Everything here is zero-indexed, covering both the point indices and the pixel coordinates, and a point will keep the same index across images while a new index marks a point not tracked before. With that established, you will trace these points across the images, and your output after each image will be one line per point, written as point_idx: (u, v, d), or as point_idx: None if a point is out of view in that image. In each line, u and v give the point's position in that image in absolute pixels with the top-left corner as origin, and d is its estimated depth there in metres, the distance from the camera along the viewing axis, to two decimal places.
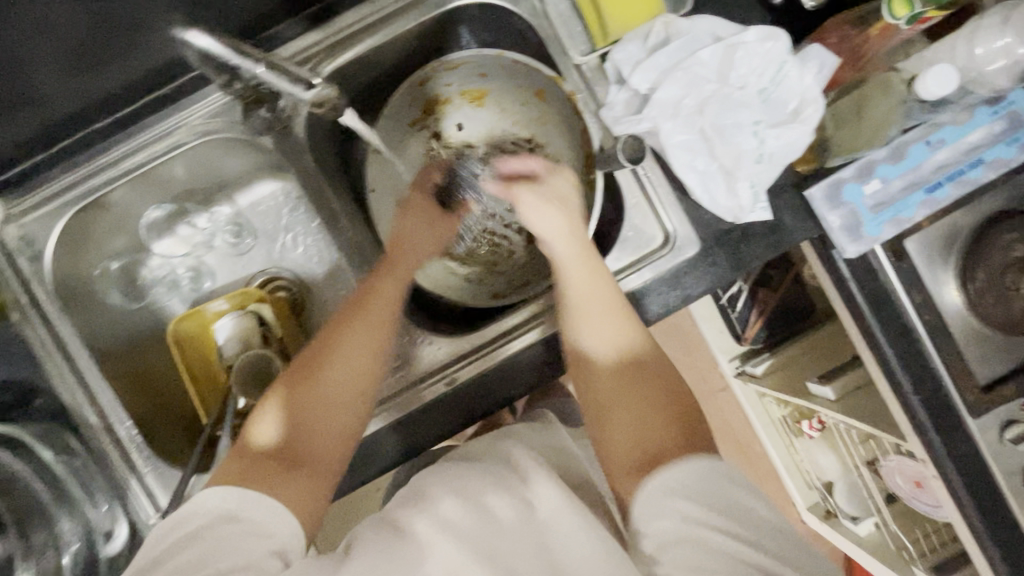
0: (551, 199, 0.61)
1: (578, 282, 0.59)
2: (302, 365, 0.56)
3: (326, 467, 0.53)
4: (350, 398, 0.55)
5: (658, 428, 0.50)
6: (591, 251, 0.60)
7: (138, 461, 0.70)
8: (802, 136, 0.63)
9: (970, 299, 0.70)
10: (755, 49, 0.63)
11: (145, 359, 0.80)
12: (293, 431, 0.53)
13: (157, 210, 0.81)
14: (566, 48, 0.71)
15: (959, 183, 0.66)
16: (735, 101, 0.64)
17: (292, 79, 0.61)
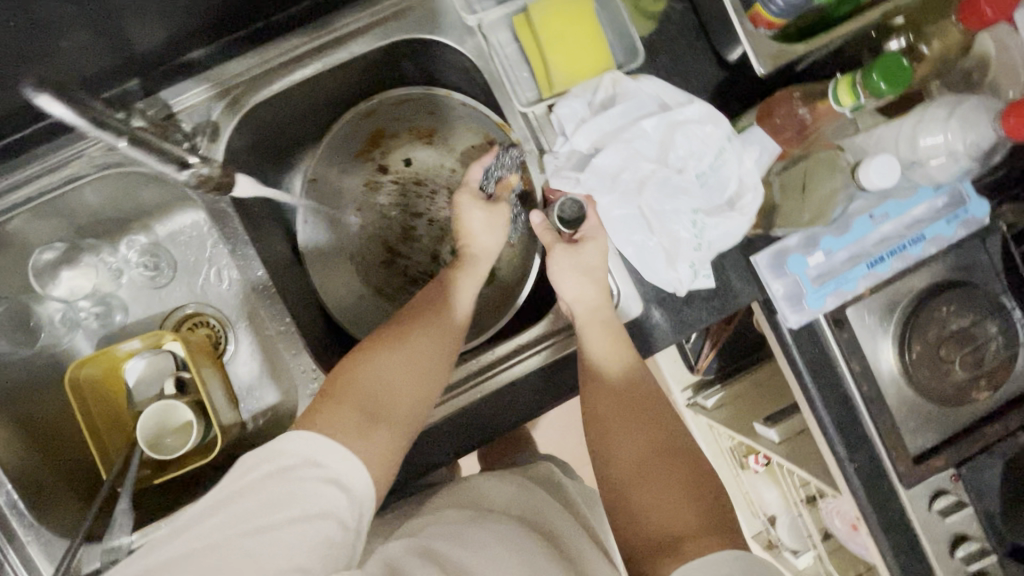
0: (579, 264, 0.65)
1: (604, 357, 0.63)
2: (382, 338, 0.62)
3: (402, 417, 0.57)
4: (428, 369, 0.60)
5: (674, 504, 0.56)
6: (605, 326, 0.63)
7: (17, 530, 0.64)
8: (738, 226, 0.62)
9: (906, 370, 0.70)
10: (698, 129, 0.62)
11: (39, 406, 0.73)
12: (366, 389, 0.57)
13: (48, 250, 0.74)
14: (511, 96, 0.67)
15: (902, 258, 0.65)
16: (675, 183, 0.62)
17: (164, 158, 0.53)
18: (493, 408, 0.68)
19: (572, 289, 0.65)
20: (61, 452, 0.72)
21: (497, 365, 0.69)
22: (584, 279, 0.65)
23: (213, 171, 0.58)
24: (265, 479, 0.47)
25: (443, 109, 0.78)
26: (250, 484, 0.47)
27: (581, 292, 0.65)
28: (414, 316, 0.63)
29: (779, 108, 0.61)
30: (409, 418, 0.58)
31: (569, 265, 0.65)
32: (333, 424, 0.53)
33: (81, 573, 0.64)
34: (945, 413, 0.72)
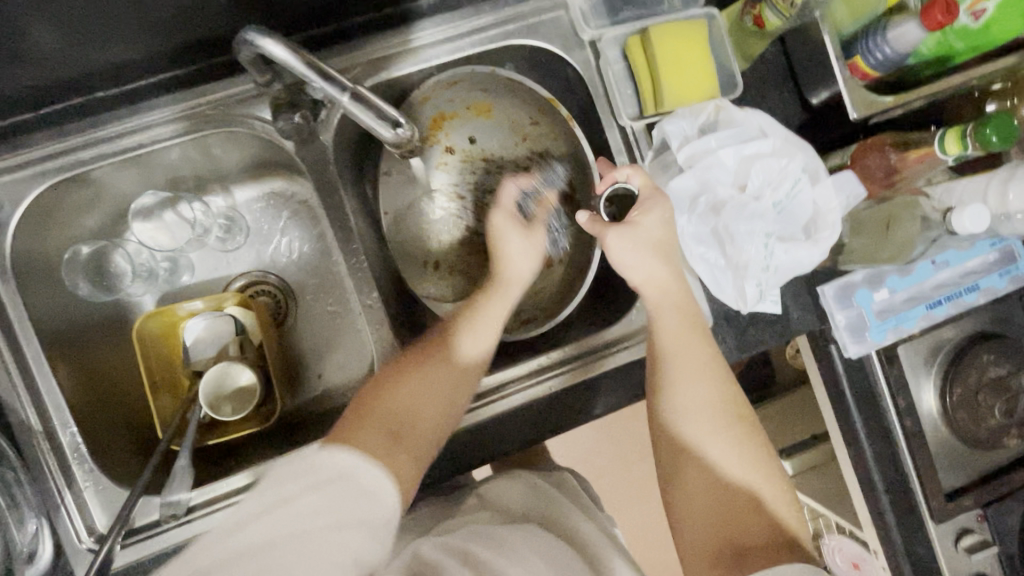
0: (641, 242, 0.60)
1: (676, 347, 0.59)
2: (400, 366, 0.57)
3: (421, 433, 0.53)
4: (427, 411, 0.55)
5: (735, 513, 0.54)
6: (680, 312, 0.60)
7: (77, 475, 0.62)
8: (811, 256, 0.64)
9: (945, 411, 0.75)
10: (771, 162, 0.64)
11: (102, 355, 0.72)
12: (391, 409, 0.53)
13: (149, 197, 0.74)
14: (614, 110, 0.70)
15: (955, 304, 0.71)
16: (753, 210, 0.64)
17: (382, 115, 0.55)
18: (554, 404, 0.71)
19: (641, 274, 0.60)
20: (118, 404, 0.71)
21: (558, 364, 0.71)
22: (658, 261, 0.60)
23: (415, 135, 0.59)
24: (295, 496, 0.41)
25: (520, 94, 0.75)
26: (289, 490, 0.42)
27: (654, 274, 0.59)
28: (416, 356, 0.59)
29: (873, 153, 0.63)
30: (433, 437, 0.54)
31: (634, 246, 0.60)
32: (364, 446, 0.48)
33: (135, 527, 0.63)
34: (973, 455, 0.76)
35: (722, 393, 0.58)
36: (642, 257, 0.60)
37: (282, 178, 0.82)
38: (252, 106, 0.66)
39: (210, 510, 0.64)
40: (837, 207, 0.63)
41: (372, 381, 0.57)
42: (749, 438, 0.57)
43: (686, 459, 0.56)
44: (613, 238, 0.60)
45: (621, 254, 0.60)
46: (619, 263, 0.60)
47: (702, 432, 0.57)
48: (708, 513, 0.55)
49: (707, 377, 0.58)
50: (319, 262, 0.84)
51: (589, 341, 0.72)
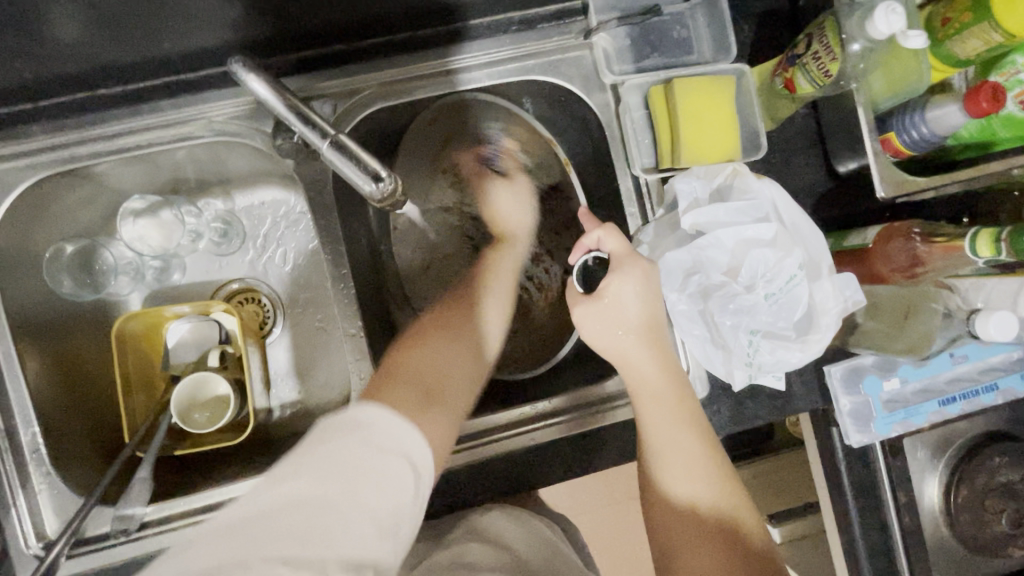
0: (609, 318, 0.56)
1: (666, 445, 0.54)
2: (421, 337, 0.56)
3: (453, 400, 0.51)
4: (453, 388, 0.52)
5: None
6: (667, 399, 0.55)
7: (34, 476, 0.61)
8: (794, 358, 0.58)
9: (948, 511, 0.70)
10: (768, 251, 0.57)
11: (80, 351, 0.69)
12: (422, 373, 0.51)
13: (139, 200, 0.72)
14: (629, 158, 0.67)
15: (971, 402, 0.66)
16: (742, 302, 0.57)
17: (362, 166, 0.52)
18: (540, 458, 0.65)
19: (615, 355, 0.57)
20: (89, 404, 0.69)
21: (549, 416, 0.67)
22: (640, 344, 0.56)
23: (398, 188, 0.55)
24: (329, 456, 0.38)
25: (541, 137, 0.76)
26: (324, 453, 0.39)
27: (626, 356, 0.57)
28: (434, 324, 0.59)
29: (895, 241, 0.58)
30: (459, 400, 0.52)
31: (604, 325, 0.57)
32: (391, 401, 0.46)
33: (86, 536, 0.61)
34: (974, 561, 0.71)
35: (719, 495, 0.53)
36: (602, 330, 0.57)
37: (284, 188, 0.80)
38: (258, 118, 0.64)
39: (164, 528, 0.62)
40: (836, 311, 0.57)
41: (397, 350, 0.55)
42: (754, 545, 0.51)
43: (686, 559, 0.51)
44: (580, 313, 0.57)
45: (590, 331, 0.57)
46: (586, 334, 0.58)
47: (700, 539, 0.51)
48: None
49: (701, 479, 0.53)
50: (312, 274, 0.81)
51: (579, 395, 0.68)
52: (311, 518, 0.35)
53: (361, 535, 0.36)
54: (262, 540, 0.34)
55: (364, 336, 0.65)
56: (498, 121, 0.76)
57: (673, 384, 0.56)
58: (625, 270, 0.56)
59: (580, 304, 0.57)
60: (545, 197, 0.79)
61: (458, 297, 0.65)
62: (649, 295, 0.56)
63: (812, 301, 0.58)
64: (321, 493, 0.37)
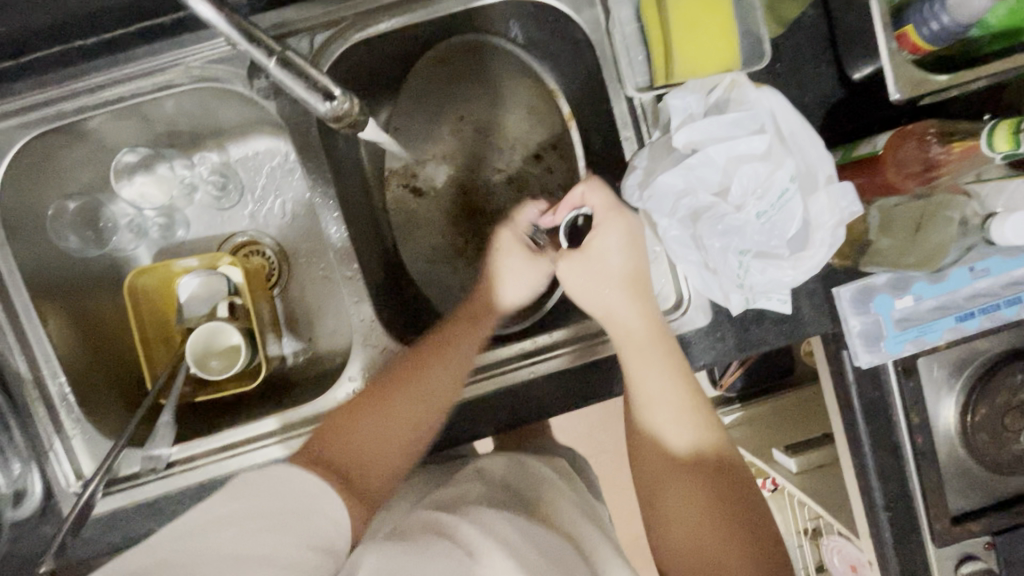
0: (592, 270, 0.57)
1: (653, 393, 0.54)
2: (371, 399, 0.55)
3: (374, 485, 0.50)
4: (374, 474, 0.51)
5: (719, 553, 0.49)
6: (649, 354, 0.54)
7: (66, 422, 0.65)
8: (788, 277, 0.55)
9: (964, 431, 0.68)
10: (759, 166, 0.54)
11: (94, 305, 0.72)
12: (353, 450, 0.51)
13: (130, 154, 0.73)
14: (621, 79, 0.63)
15: (992, 317, 0.63)
16: (731, 222, 0.55)
17: (309, 86, 0.49)
18: (541, 390, 0.66)
19: (598, 306, 0.57)
20: (111, 354, 0.72)
21: (548, 349, 0.67)
22: (624, 294, 0.56)
23: (354, 108, 0.52)
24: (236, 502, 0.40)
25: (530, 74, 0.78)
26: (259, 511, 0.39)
27: (610, 309, 0.56)
28: (402, 369, 0.57)
29: (907, 143, 0.54)
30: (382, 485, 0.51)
31: (587, 276, 0.57)
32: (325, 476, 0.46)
33: (120, 475, 0.65)
34: (989, 478, 0.70)
35: (702, 440, 0.53)
36: (585, 280, 0.58)
37: (275, 136, 0.79)
38: (237, 60, 0.62)
39: (189, 465, 0.65)
40: (832, 225, 0.54)
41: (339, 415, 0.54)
42: (736, 485, 0.52)
43: (672, 512, 0.51)
44: (564, 266, 0.58)
45: (571, 284, 0.58)
46: (571, 288, 0.58)
47: (685, 481, 0.51)
48: (695, 556, 0.49)
49: (686, 424, 0.53)
50: (310, 223, 0.82)
51: (578, 327, 0.67)
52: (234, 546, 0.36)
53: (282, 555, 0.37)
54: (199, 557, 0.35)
55: (360, 277, 0.66)
56: (493, 65, 0.78)
57: (657, 337, 0.55)
58: (607, 223, 0.57)
59: (564, 264, 0.58)
60: (537, 147, 0.80)
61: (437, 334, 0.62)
62: (631, 248, 0.57)
63: (808, 217, 0.55)
64: (248, 526, 0.38)
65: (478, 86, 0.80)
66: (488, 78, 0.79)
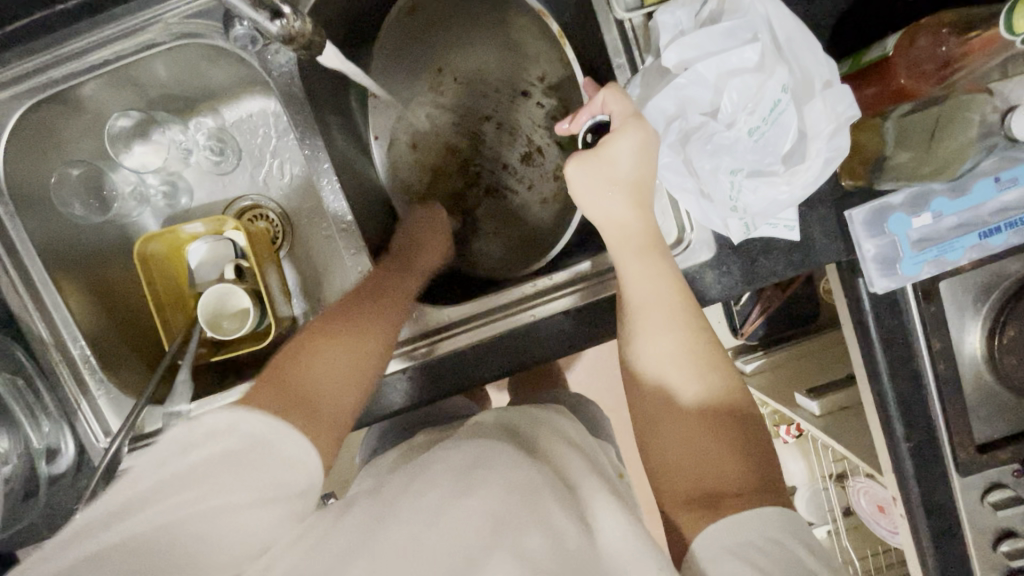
0: (601, 173, 0.52)
1: (643, 292, 0.52)
2: (332, 330, 0.51)
3: (325, 410, 0.46)
4: (315, 393, 0.46)
5: (707, 450, 0.46)
6: (641, 255, 0.52)
7: (90, 383, 0.68)
8: (781, 193, 0.53)
9: (990, 355, 0.65)
10: (750, 78, 0.50)
11: (108, 272, 0.75)
12: (313, 376, 0.47)
13: (123, 118, 0.72)
14: (608, 2, 0.59)
15: (1020, 232, 0.59)
16: (721, 140, 0.52)
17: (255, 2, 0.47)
18: (545, 332, 0.65)
19: (596, 210, 0.53)
20: (128, 320, 0.75)
21: (550, 292, 0.66)
22: (623, 201, 0.52)
23: (306, 26, 0.51)
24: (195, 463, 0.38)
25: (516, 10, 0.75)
26: (216, 474, 0.38)
27: (605, 211, 0.53)
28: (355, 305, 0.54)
29: (920, 38, 0.50)
30: (345, 417, 0.48)
31: (591, 177, 0.52)
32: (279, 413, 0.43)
33: (144, 431, 0.68)
34: (1019, 405, 0.67)
35: (693, 341, 0.50)
36: (593, 187, 0.52)
37: (264, 96, 0.79)
38: (213, 13, 0.61)
39: (207, 420, 0.68)
40: (829, 134, 0.50)
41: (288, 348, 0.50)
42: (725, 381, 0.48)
43: (661, 420, 0.48)
44: (572, 168, 0.52)
45: (577, 185, 0.53)
46: (576, 197, 0.54)
47: (672, 377, 0.49)
48: (683, 455, 0.46)
49: (678, 322, 0.50)
50: (309, 183, 0.82)
51: (579, 269, 0.66)
52: (198, 525, 0.36)
53: (264, 518, 0.37)
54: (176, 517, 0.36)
55: (356, 227, 0.66)
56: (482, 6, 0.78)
57: (650, 240, 0.53)
58: (626, 129, 0.51)
59: (573, 169, 0.52)
60: (531, 88, 0.77)
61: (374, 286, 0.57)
62: (646, 153, 0.51)
63: (807, 129, 0.51)
64: (194, 496, 0.37)
65: (461, 25, 0.79)
66: (473, 18, 0.78)
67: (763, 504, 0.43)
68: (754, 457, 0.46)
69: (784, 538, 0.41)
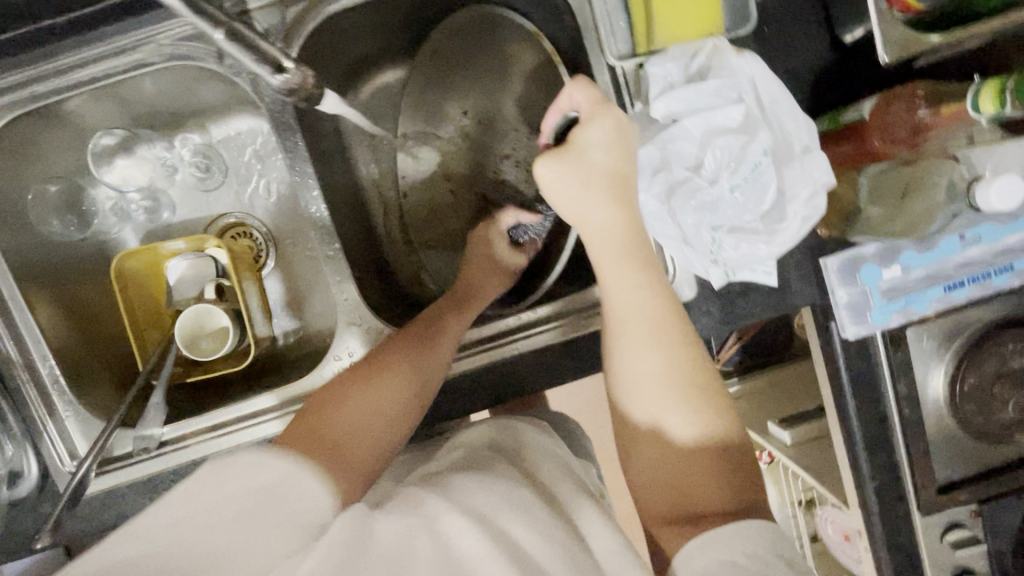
0: (574, 166, 0.50)
1: (624, 304, 0.49)
2: (388, 368, 0.51)
3: (357, 452, 0.44)
4: (352, 445, 0.45)
5: (687, 474, 0.46)
6: (620, 255, 0.49)
7: (58, 404, 0.65)
8: (760, 250, 0.54)
9: (952, 401, 0.68)
10: (732, 138, 0.52)
11: (84, 288, 0.73)
12: (355, 419, 0.46)
13: (107, 137, 0.72)
14: (602, 47, 0.61)
15: (981, 287, 0.62)
16: (705, 197, 0.53)
17: (259, 59, 0.48)
18: (527, 365, 0.66)
19: (572, 211, 0.51)
20: (102, 338, 0.73)
21: (533, 326, 0.66)
22: (602, 199, 0.49)
23: (307, 79, 0.52)
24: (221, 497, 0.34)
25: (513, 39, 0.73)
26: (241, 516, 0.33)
27: (583, 212, 0.50)
28: (389, 356, 0.53)
29: (895, 105, 0.52)
30: (372, 465, 0.45)
31: (565, 175, 0.50)
32: (320, 462, 0.41)
33: (113, 455, 0.66)
34: (978, 448, 0.70)
35: (676, 359, 0.47)
36: (568, 180, 0.50)
37: (255, 115, 0.78)
38: (208, 36, 0.61)
39: (181, 445, 0.66)
40: (807, 197, 0.52)
41: (324, 388, 0.49)
42: (707, 403, 0.47)
43: (645, 445, 0.47)
44: (542, 164, 0.50)
45: (548, 183, 0.50)
46: (547, 194, 0.51)
47: (654, 406, 0.47)
48: (666, 477, 0.46)
49: (662, 339, 0.47)
50: (295, 203, 0.81)
51: (563, 303, 0.66)
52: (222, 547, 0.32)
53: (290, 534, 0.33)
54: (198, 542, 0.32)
55: (343, 256, 0.65)
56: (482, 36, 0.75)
57: (634, 243, 0.50)
58: (597, 118, 0.51)
59: (541, 165, 0.49)
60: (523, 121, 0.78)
61: (414, 333, 0.57)
62: (618, 140, 0.51)
63: (785, 188, 0.53)
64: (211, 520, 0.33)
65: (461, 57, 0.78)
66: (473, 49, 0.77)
67: (747, 521, 0.43)
68: (738, 481, 0.46)
69: (762, 553, 0.41)
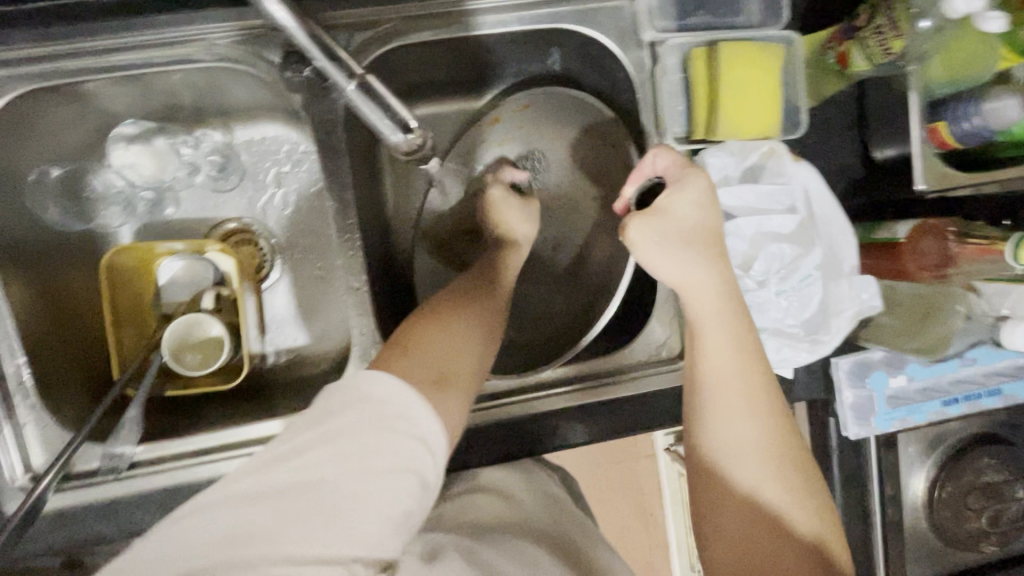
0: (671, 227, 0.50)
1: (719, 370, 0.49)
2: (460, 319, 0.49)
3: (463, 366, 0.46)
4: (449, 363, 0.45)
5: (769, 556, 0.46)
6: (719, 318, 0.50)
7: (19, 410, 0.59)
8: (801, 355, 0.58)
9: (930, 507, 0.71)
10: (786, 247, 0.56)
11: (69, 282, 0.67)
12: (426, 352, 0.44)
13: (131, 125, 0.68)
14: (660, 126, 0.62)
15: (972, 405, 0.66)
16: (753, 298, 0.58)
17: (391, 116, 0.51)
18: (544, 427, 0.63)
19: (675, 270, 0.50)
20: (80, 338, 0.67)
21: (552, 384, 0.65)
22: (702, 258, 0.50)
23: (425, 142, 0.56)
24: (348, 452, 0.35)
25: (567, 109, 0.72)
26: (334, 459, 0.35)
27: (683, 271, 0.50)
28: (470, 300, 0.52)
29: (927, 238, 0.59)
30: (470, 376, 0.46)
31: (661, 235, 0.50)
32: (409, 371, 0.42)
33: (74, 471, 0.60)
34: (948, 553, 0.73)
35: (772, 429, 0.48)
36: (670, 238, 0.50)
37: (287, 123, 0.75)
38: (267, 46, 0.59)
39: (154, 469, 0.60)
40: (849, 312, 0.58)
41: (398, 330, 0.48)
42: (799, 477, 0.48)
43: (729, 518, 0.47)
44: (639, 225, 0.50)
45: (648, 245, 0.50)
46: (652, 262, 0.51)
47: (745, 477, 0.47)
48: (745, 559, 0.46)
49: (754, 409, 0.48)
50: (312, 218, 0.77)
51: (583, 366, 0.66)
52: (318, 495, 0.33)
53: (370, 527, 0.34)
54: (272, 535, 0.32)
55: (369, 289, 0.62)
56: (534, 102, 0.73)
57: (730, 305, 0.50)
58: (687, 177, 0.52)
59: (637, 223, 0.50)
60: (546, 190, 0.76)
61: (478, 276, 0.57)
62: (709, 204, 0.52)
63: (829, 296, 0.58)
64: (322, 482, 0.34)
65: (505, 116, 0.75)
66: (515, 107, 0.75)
67: None
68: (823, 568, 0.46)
69: None
